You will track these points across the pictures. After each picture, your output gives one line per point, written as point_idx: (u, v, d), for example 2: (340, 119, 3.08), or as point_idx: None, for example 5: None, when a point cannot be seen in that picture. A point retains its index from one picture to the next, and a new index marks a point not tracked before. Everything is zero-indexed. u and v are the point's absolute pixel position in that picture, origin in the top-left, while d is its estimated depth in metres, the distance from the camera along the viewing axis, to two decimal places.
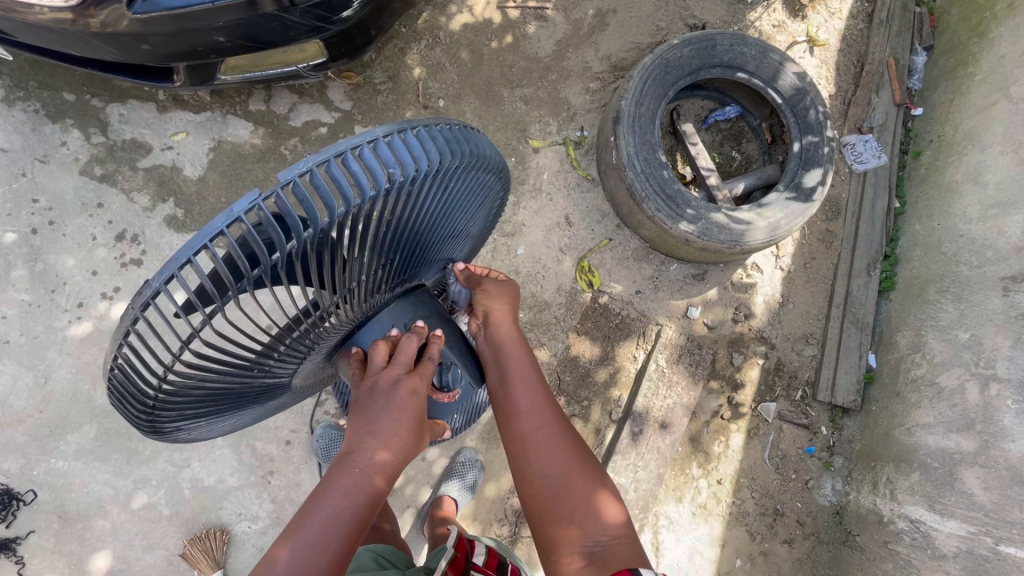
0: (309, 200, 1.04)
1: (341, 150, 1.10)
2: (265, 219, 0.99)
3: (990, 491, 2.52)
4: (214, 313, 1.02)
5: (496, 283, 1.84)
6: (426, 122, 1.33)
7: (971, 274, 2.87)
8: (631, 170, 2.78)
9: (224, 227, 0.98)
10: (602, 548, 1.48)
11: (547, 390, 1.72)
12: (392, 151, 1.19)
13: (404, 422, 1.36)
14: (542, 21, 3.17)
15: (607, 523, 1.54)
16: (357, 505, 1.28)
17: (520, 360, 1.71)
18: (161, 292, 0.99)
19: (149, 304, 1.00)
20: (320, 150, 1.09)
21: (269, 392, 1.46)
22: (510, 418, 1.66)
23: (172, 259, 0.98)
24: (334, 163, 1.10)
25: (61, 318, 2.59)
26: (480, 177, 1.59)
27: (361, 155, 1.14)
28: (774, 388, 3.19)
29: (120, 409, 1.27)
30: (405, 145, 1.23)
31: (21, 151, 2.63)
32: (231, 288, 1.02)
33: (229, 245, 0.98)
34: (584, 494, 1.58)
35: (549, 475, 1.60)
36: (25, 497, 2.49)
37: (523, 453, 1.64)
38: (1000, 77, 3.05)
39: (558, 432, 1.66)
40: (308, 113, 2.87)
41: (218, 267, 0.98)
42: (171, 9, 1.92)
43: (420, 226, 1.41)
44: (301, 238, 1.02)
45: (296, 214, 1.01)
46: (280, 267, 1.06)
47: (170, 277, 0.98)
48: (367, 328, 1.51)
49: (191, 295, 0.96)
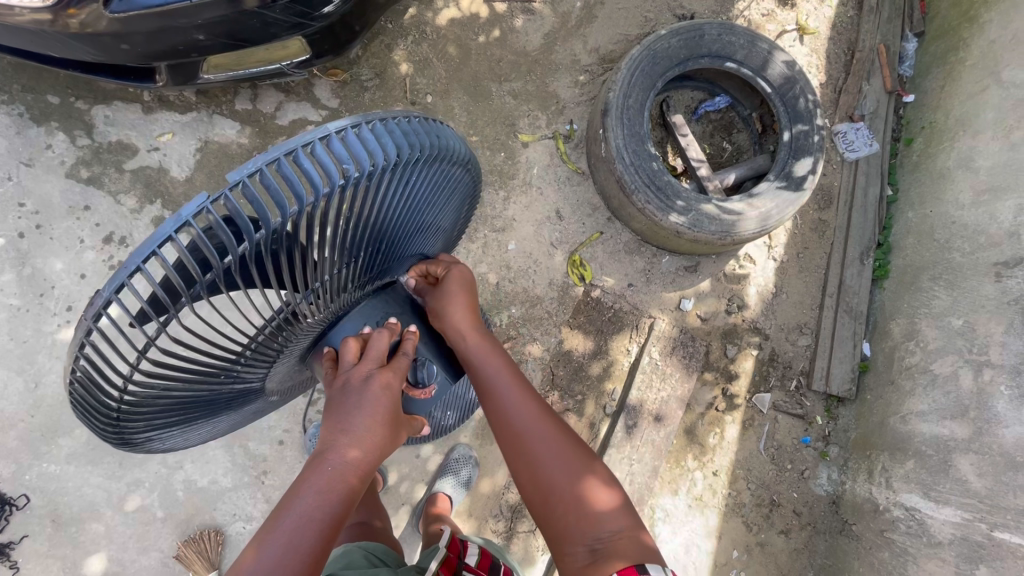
0: (259, 199, 1.02)
1: (291, 147, 1.08)
2: (214, 222, 0.98)
3: (983, 477, 2.52)
4: (169, 320, 1.00)
5: (439, 292, 1.67)
6: (384, 115, 1.31)
7: (964, 261, 2.86)
8: (621, 162, 2.77)
9: (173, 232, 0.96)
10: (604, 543, 1.41)
11: (533, 387, 1.68)
12: (346, 146, 1.17)
13: (378, 417, 1.34)
14: (529, 14, 3.15)
15: (608, 517, 1.47)
16: (330, 503, 1.26)
17: (500, 362, 1.68)
18: (112, 301, 0.97)
19: (101, 315, 0.99)
20: (269, 149, 1.07)
21: (242, 397, 1.44)
22: (499, 421, 1.63)
23: (122, 267, 0.96)
24: (285, 161, 1.08)
25: (50, 322, 2.58)
26: (445, 170, 1.57)
27: (314, 152, 1.13)
28: (769, 379, 3.18)
29: (86, 424, 1.25)
30: (360, 140, 1.21)
31: (7, 155, 2.62)
32: (185, 294, 1.00)
33: (179, 251, 0.96)
34: (582, 488, 1.51)
35: (544, 468, 1.54)
36: (18, 502, 2.48)
37: (514, 452, 1.59)
38: (991, 62, 3.03)
39: (547, 429, 1.61)
40: (294, 112, 2.86)
41: (170, 273, 0.97)
42: (147, 7, 1.91)
43: (385, 223, 1.40)
44: (253, 239, 1.01)
45: (247, 215, 0.99)
46: (234, 270, 1.04)
47: (120, 286, 0.96)
48: (339, 328, 1.51)
49: (144, 304, 0.94)
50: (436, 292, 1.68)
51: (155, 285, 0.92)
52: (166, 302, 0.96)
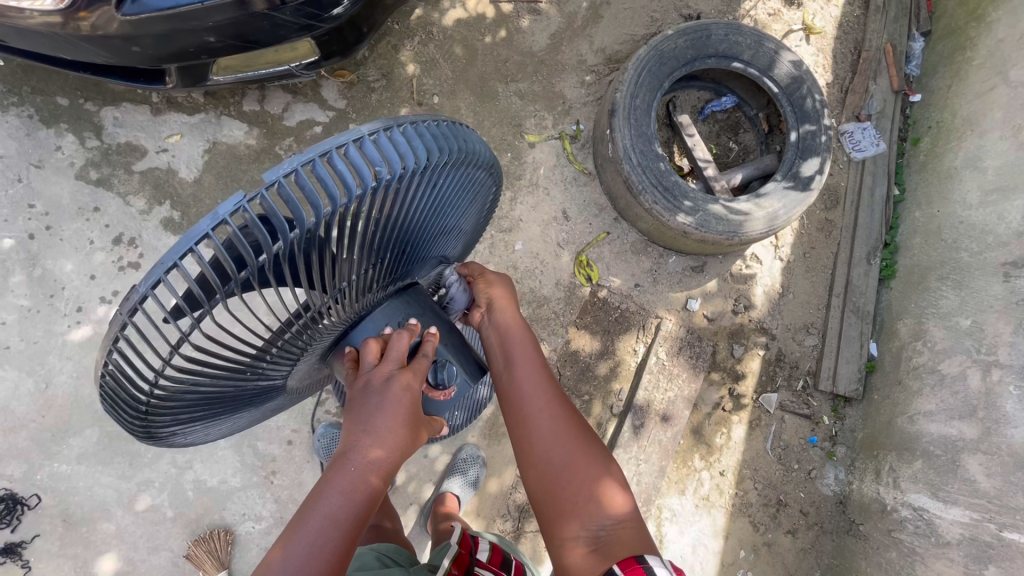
0: (294, 200, 1.02)
1: (326, 149, 1.09)
2: (250, 221, 0.98)
3: (993, 477, 2.52)
4: (203, 318, 0.99)
5: (496, 273, 1.88)
6: (413, 118, 1.31)
7: (972, 260, 2.85)
8: (628, 163, 2.77)
9: (210, 230, 0.95)
10: (606, 532, 1.42)
11: (550, 372, 1.70)
12: (378, 149, 1.17)
13: (398, 418, 1.35)
14: (536, 15, 3.15)
15: (612, 506, 1.47)
16: (354, 503, 1.27)
17: (522, 344, 1.73)
18: (148, 297, 0.97)
19: (136, 310, 0.99)
20: (305, 150, 1.07)
21: (264, 394, 1.45)
22: (513, 404, 1.64)
23: (158, 263, 0.96)
24: (319, 163, 1.08)
25: (60, 323, 2.60)
26: (469, 173, 1.58)
27: (347, 153, 1.13)
28: (775, 379, 3.18)
29: (113, 417, 1.26)
30: (391, 142, 1.21)
31: (16, 157, 2.63)
32: (219, 291, 0.99)
33: (215, 249, 0.96)
34: (587, 475, 1.52)
35: (554, 456, 1.55)
36: (29, 502, 2.50)
37: (523, 435, 1.60)
38: (998, 61, 3.03)
39: (559, 415, 1.61)
40: (301, 113, 2.86)
41: (205, 270, 0.96)
42: (160, 10, 1.92)
43: (410, 224, 1.40)
44: (287, 238, 1.01)
45: (282, 215, 0.99)
46: (267, 269, 1.04)
47: (156, 282, 0.96)
48: (360, 328, 1.50)
49: (179, 301, 0.94)
50: (484, 275, 1.86)
51: (190, 281, 0.92)
52: (201, 299, 0.96)
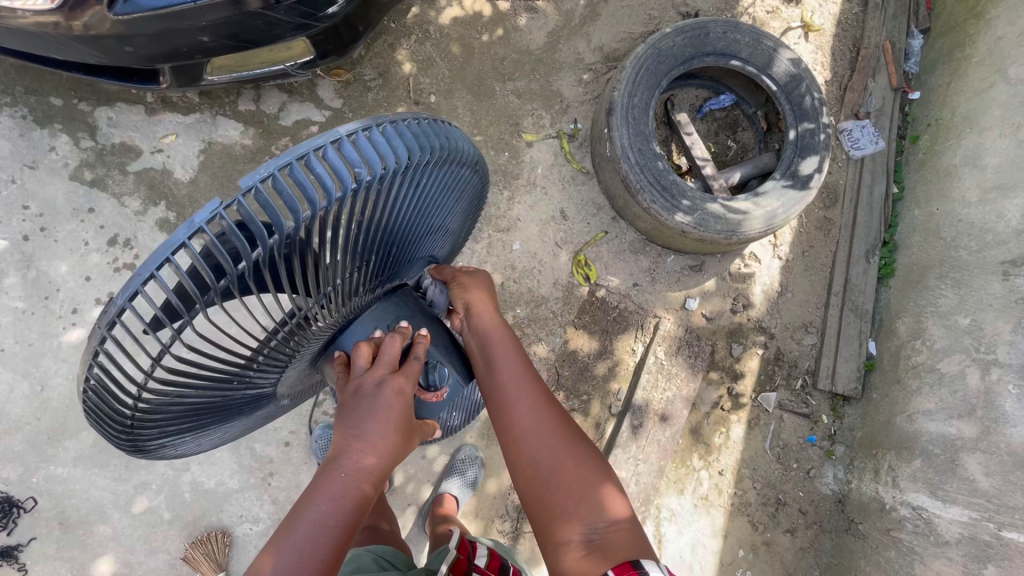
0: (271, 204, 1.00)
1: (303, 151, 1.08)
2: (228, 228, 0.96)
3: (992, 476, 2.51)
4: (183, 328, 0.99)
5: (470, 275, 1.85)
6: (393, 117, 1.30)
7: (971, 258, 2.85)
8: (626, 162, 2.75)
9: (186, 239, 0.94)
10: (600, 534, 1.41)
11: (535, 373, 1.69)
12: (357, 150, 1.16)
13: (390, 423, 1.34)
14: (532, 13, 3.13)
15: (603, 507, 1.47)
16: (346, 509, 1.26)
17: (506, 344, 1.70)
18: (126, 309, 0.96)
19: (115, 323, 0.98)
20: (281, 153, 1.06)
21: (254, 403, 1.44)
22: (499, 407, 1.62)
23: (135, 275, 0.95)
24: (297, 166, 1.07)
25: (55, 325, 2.58)
26: (454, 171, 1.56)
27: (325, 156, 1.11)
28: (774, 378, 3.18)
29: (99, 431, 1.25)
30: (371, 143, 1.20)
31: (10, 158, 2.61)
32: (199, 301, 0.98)
33: (193, 257, 0.94)
34: (577, 476, 1.51)
35: (543, 459, 1.53)
36: (25, 505, 2.48)
37: (511, 439, 1.58)
38: (998, 58, 3.01)
39: (547, 416, 1.60)
40: (297, 112, 2.85)
41: (183, 280, 0.95)
42: (152, 9, 1.89)
43: (395, 225, 1.39)
44: (267, 244, 1.00)
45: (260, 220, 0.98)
46: (248, 276, 1.03)
47: (134, 294, 0.95)
48: (349, 332, 1.49)
49: (158, 311, 0.94)
50: (458, 278, 1.82)
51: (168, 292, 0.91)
52: (180, 309, 0.95)
